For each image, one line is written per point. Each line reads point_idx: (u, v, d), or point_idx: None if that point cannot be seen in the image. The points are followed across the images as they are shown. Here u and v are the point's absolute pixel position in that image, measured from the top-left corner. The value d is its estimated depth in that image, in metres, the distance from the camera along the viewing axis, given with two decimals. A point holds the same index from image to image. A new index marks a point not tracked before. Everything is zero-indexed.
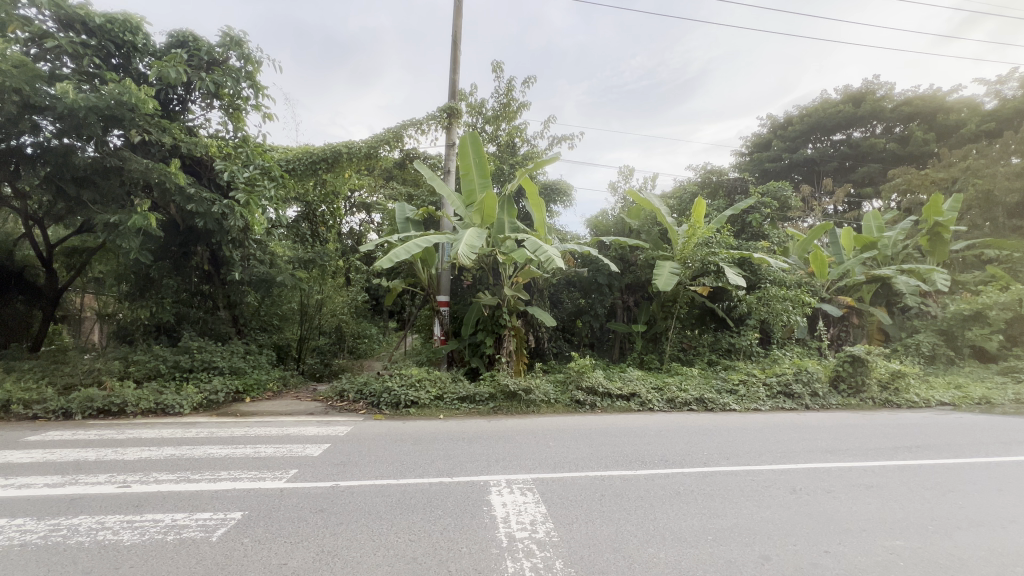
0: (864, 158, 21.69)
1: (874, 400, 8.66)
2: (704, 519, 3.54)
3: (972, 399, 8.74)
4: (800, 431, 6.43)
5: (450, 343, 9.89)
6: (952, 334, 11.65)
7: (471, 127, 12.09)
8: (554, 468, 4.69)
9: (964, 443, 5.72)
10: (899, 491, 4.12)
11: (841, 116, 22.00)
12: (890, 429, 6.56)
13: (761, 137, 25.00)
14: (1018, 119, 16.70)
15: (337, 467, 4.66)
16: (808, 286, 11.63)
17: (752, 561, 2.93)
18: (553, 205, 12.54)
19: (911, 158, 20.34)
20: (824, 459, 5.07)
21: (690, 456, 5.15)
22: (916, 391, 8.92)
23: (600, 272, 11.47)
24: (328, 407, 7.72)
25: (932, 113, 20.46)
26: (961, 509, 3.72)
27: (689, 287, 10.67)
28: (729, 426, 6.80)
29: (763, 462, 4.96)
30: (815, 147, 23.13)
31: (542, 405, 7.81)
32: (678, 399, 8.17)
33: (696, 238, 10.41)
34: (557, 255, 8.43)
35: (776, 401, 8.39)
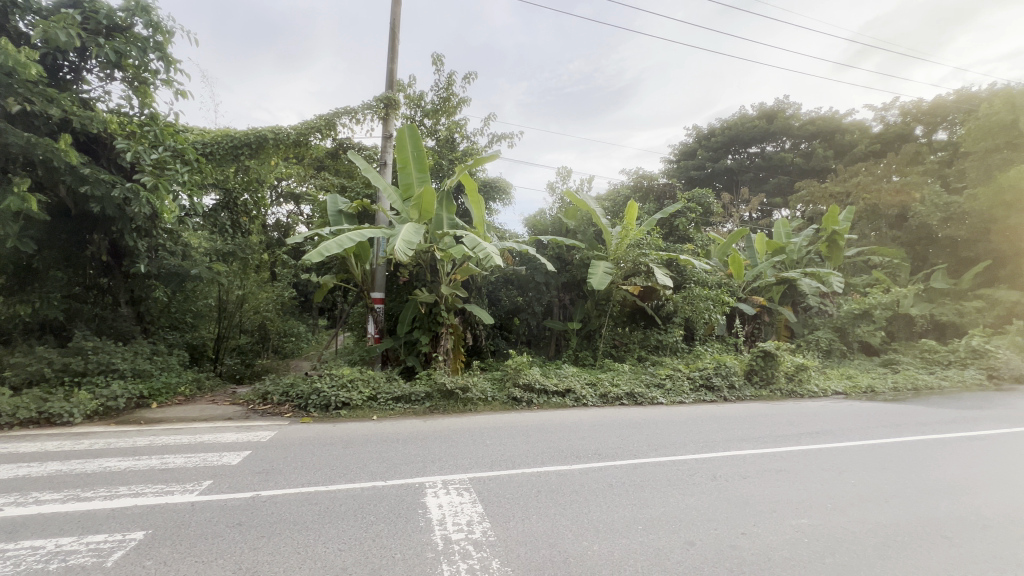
0: (775, 170, 23.76)
1: (782, 391, 9.51)
2: (635, 509, 3.69)
3: (860, 388, 9.88)
4: (720, 421, 6.91)
5: (384, 342, 9.59)
6: (846, 330, 13.09)
7: (410, 119, 11.76)
8: (491, 466, 4.68)
9: (854, 428, 6.45)
10: (803, 473, 4.55)
11: (757, 131, 23.96)
12: (794, 417, 7.24)
13: (688, 145, 26.59)
14: (899, 142, 19.09)
15: (259, 475, 4.34)
16: (727, 287, 12.55)
17: (678, 547, 3.09)
18: (491, 203, 12.52)
19: (814, 172, 22.58)
20: (739, 446, 5.48)
21: (621, 449, 5.36)
22: (816, 382, 9.91)
23: (537, 271, 11.66)
24: (249, 411, 7.19)
25: (831, 132, 22.85)
26: (850, 486, 4.19)
27: (622, 287, 11.11)
28: (656, 418, 7.16)
29: (687, 452, 5.27)
30: (734, 158, 24.98)
31: (479, 403, 7.79)
32: (610, 394, 8.49)
33: (628, 239, 10.85)
34: (496, 252, 8.45)
35: (699, 393, 8.99)
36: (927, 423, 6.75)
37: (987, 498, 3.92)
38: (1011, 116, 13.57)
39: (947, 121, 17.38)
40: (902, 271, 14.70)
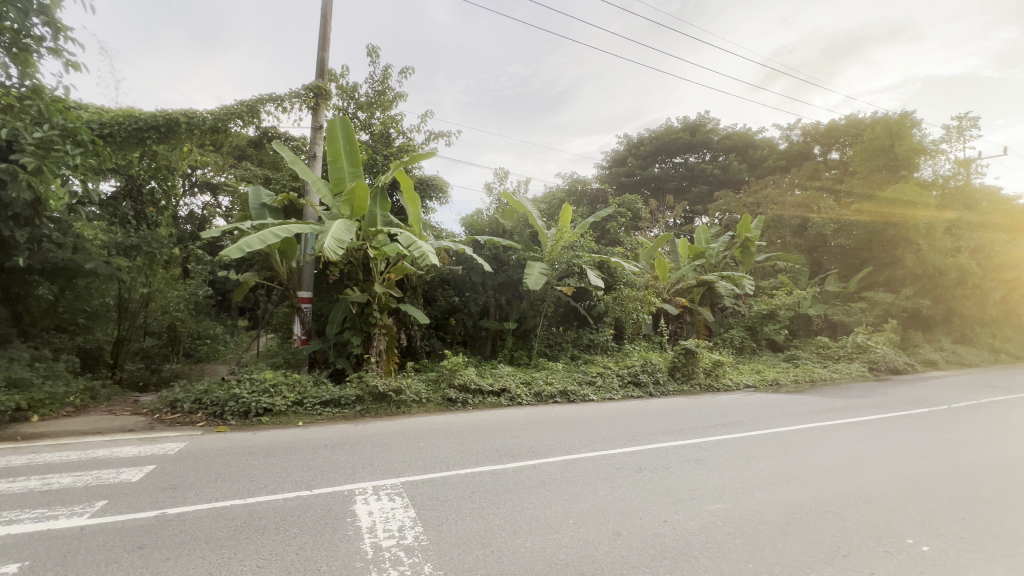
0: (697, 180, 25.46)
1: (701, 385, 10.24)
2: (567, 504, 3.79)
3: (767, 381, 10.88)
4: (645, 416, 7.29)
5: (312, 343, 9.11)
6: (756, 329, 14.34)
7: (342, 111, 11.27)
8: (425, 469, 4.60)
9: (761, 418, 7.09)
10: (718, 461, 4.93)
11: (681, 142, 25.54)
12: (711, 409, 7.81)
13: (619, 153, 27.75)
14: (801, 159, 21.23)
15: (166, 491, 3.95)
16: (653, 288, 13.28)
17: (607, 538, 3.22)
18: (427, 201, 12.30)
19: (730, 183, 24.48)
20: (662, 439, 5.83)
21: (554, 446, 5.50)
22: (730, 377, 10.78)
23: (473, 271, 11.68)
24: (154, 421, 6.51)
25: (744, 148, 24.91)
26: (757, 471, 4.61)
27: (556, 287, 11.40)
28: (588, 415, 7.39)
29: (616, 446, 5.51)
30: (661, 167, 26.46)
31: (413, 405, 7.63)
32: (544, 392, 8.67)
33: (562, 241, 11.17)
34: (431, 251, 8.33)
35: (628, 389, 9.43)
36: (820, 411, 7.58)
37: (867, 476, 4.48)
38: (889, 141, 15.59)
39: (838, 142, 19.74)
40: (803, 276, 16.35)
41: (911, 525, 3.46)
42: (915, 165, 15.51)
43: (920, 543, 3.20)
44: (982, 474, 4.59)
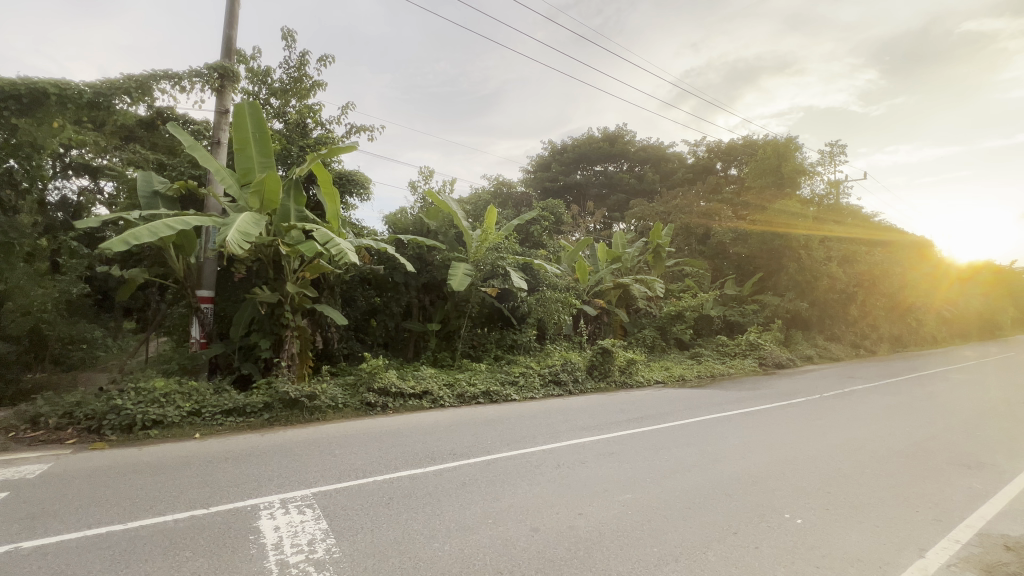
0: (615, 188, 26.84)
1: (616, 382, 10.82)
2: (486, 504, 3.82)
3: (674, 377, 11.77)
4: (564, 413, 7.56)
5: (213, 347, 8.33)
6: (665, 329, 15.44)
7: (252, 96, 10.45)
8: (340, 477, 4.40)
9: (668, 412, 7.64)
10: (629, 454, 5.25)
11: (601, 151, 26.79)
12: (624, 405, 8.29)
13: (543, 158, 28.49)
14: (705, 174, 23.20)
15: (24, 522, 3.40)
16: (574, 290, 13.78)
17: (524, 534, 3.29)
18: (347, 197, 11.77)
19: (645, 192, 26.12)
20: (580, 435, 6.09)
21: (475, 447, 5.50)
22: (642, 374, 11.50)
23: (396, 271, 11.43)
24: (9, 441, 5.56)
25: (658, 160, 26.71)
26: (664, 461, 4.97)
27: (481, 288, 11.44)
28: (510, 415, 7.51)
29: (536, 444, 5.66)
30: (582, 173, 27.55)
31: (328, 411, 7.25)
32: (467, 394, 8.66)
33: (487, 242, 11.22)
34: (350, 250, 7.98)
35: (548, 388, 9.71)
36: (718, 404, 8.35)
37: (754, 460, 5.01)
38: (777, 162, 17.57)
39: (736, 160, 21.87)
40: (706, 280, 17.90)
41: (788, 501, 3.93)
42: (797, 184, 17.67)
43: (796, 516, 3.63)
44: (843, 453, 5.33)
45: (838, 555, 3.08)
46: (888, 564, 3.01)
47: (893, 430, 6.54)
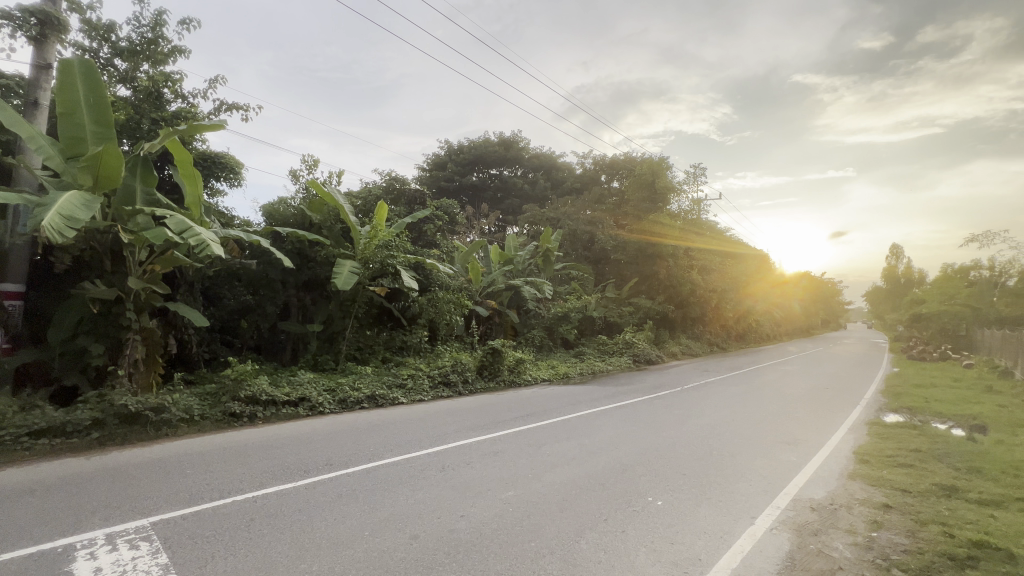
0: (510, 191, 27.43)
1: (505, 382, 11.05)
2: (363, 515, 3.61)
3: (559, 375, 12.41)
4: (453, 415, 7.53)
5: (22, 354, 6.79)
6: (553, 329, 16.18)
7: (88, 53, 8.74)
8: (192, 501, 3.84)
9: (552, 408, 8.00)
10: (513, 452, 5.38)
11: (496, 155, 27.16)
12: (511, 403, 8.52)
13: (438, 156, 27.99)
14: (592, 184, 24.80)
15: None
16: (466, 290, 13.79)
17: (401, 544, 3.16)
18: (213, 181, 10.41)
19: (537, 197, 27.11)
20: (467, 436, 6.09)
21: (355, 455, 5.19)
22: (530, 372, 11.92)
23: (271, 267, 10.52)
24: None
25: (549, 168, 27.89)
26: (545, 457, 5.18)
27: (368, 287, 10.86)
28: (396, 419, 7.25)
29: (421, 448, 5.53)
30: (478, 175, 27.66)
31: (181, 425, 6.31)
32: (350, 399, 8.17)
33: (377, 240, 10.66)
34: (213, 241, 7.06)
35: (437, 390, 9.59)
36: (596, 399, 8.99)
37: (625, 450, 5.45)
38: (652, 178, 19.43)
39: (619, 173, 23.72)
40: (589, 283, 19.11)
41: (651, 486, 4.32)
42: (668, 200, 19.75)
43: (656, 499, 4.01)
44: (697, 438, 6.05)
45: (689, 530, 3.46)
46: (728, 532, 3.45)
47: (734, 415, 7.62)
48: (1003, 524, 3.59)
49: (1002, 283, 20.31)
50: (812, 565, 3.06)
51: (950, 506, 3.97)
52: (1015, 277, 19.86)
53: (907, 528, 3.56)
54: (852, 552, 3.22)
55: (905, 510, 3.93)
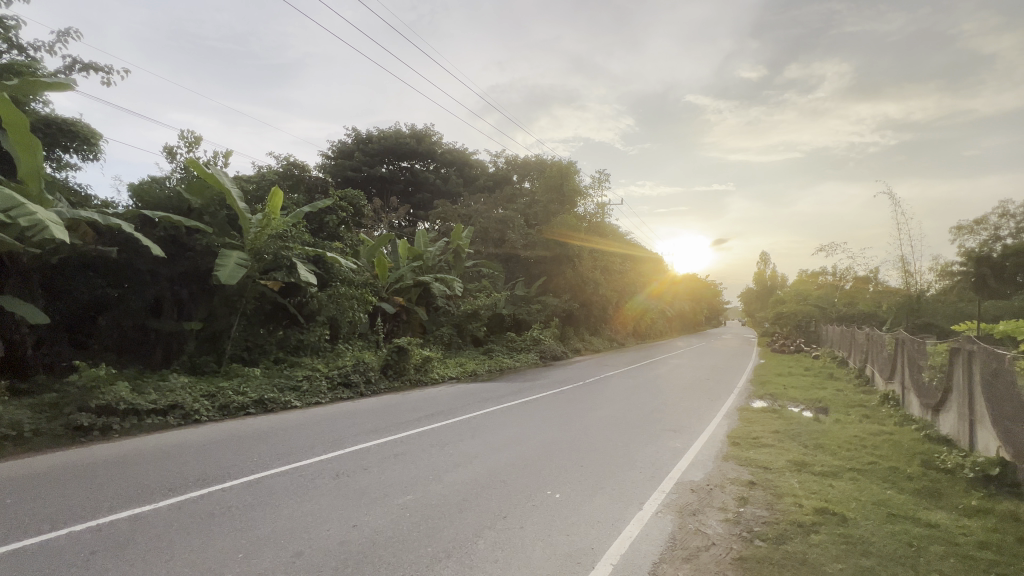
0: (421, 186, 26.65)
1: (410, 381, 10.71)
2: (239, 535, 3.23)
3: (467, 372, 12.35)
4: (353, 417, 7.09)
5: None
6: (462, 326, 16.05)
7: None
8: (13, 536, 3.15)
9: (458, 407, 7.91)
10: (415, 454, 5.19)
11: (408, 147, 26.21)
12: (416, 403, 8.26)
13: (345, 144, 26.28)
14: (503, 183, 25.02)
15: None
16: (371, 286, 13.15)
17: (282, 563, 2.87)
18: (61, 152, 8.77)
19: (449, 194, 26.66)
20: (366, 439, 5.77)
21: (234, 467, 4.64)
22: (437, 370, 11.70)
23: (137, 256, 9.12)
24: None
25: (462, 165, 27.56)
26: (448, 456, 5.08)
27: (259, 281, 9.88)
28: (287, 424, 6.66)
29: (313, 454, 5.12)
30: (387, 167, 26.48)
31: (5, 444, 5.20)
32: (233, 404, 7.34)
33: (269, 229, 9.70)
34: (55, 223, 5.90)
35: (336, 392, 9.00)
36: (503, 396, 9.05)
37: (527, 445, 5.54)
38: (561, 180, 20.13)
39: (530, 174, 24.22)
40: (499, 281, 19.23)
41: (551, 480, 4.41)
42: (575, 202, 20.62)
43: (555, 492, 4.11)
44: (595, 431, 6.35)
45: (583, 520, 3.58)
46: (618, 520, 3.62)
47: (628, 407, 8.12)
48: (838, 492, 4.22)
49: (841, 287, 24.23)
50: (689, 544, 3.31)
51: (800, 479, 4.57)
52: (850, 283, 23.79)
53: (767, 502, 4.03)
54: (723, 528, 3.56)
55: (766, 485, 4.45)
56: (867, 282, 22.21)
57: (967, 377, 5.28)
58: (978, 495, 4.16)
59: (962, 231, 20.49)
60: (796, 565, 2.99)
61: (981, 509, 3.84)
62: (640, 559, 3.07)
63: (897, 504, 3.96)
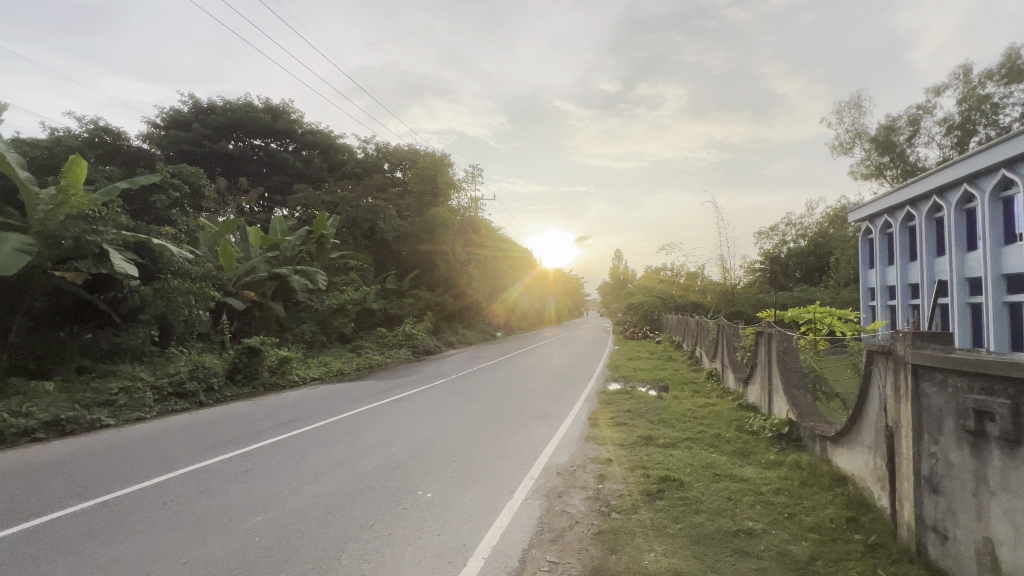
0: (277, 168, 23.91)
1: (264, 386, 9.54)
2: None
3: (332, 372, 11.48)
4: (188, 433, 6.06)
5: None
6: (327, 322, 14.62)
7: None
8: None
9: (321, 411, 7.27)
10: (268, 467, 4.61)
11: (261, 123, 23.18)
12: (271, 410, 7.40)
13: (178, 112, 22.24)
14: (373, 170, 23.65)
15: None
16: (213, 279, 11.44)
17: None
18: None
19: (311, 178, 24.31)
20: (205, 457, 4.97)
21: (12, 512, 3.61)
22: (296, 372, 10.61)
23: None
24: None
25: (327, 147, 25.32)
26: (308, 467, 4.62)
27: (53, 273, 7.86)
28: (95, 448, 5.40)
29: (133, 482, 4.24)
30: (236, 143, 23.16)
31: None
32: (12, 430, 5.73)
33: (68, 207, 7.76)
34: None
35: (166, 403, 7.60)
36: (371, 395, 8.59)
37: (397, 446, 5.31)
38: (434, 172, 19.73)
39: (401, 163, 23.29)
40: (369, 274, 18.21)
41: (422, 480, 4.28)
42: (448, 195, 20.42)
43: (426, 491, 4.00)
44: (468, 424, 6.38)
45: (455, 517, 3.54)
46: (490, 511, 3.67)
47: (499, 398, 8.31)
48: (676, 460, 4.84)
49: (677, 281, 28.14)
50: (556, 526, 3.48)
51: (647, 452, 5.15)
52: (684, 277, 27.74)
53: (621, 476, 4.45)
54: (585, 505, 3.83)
55: (620, 461, 4.92)
56: (696, 277, 26.11)
57: (767, 356, 6.45)
58: (774, 450, 5.12)
59: (762, 236, 25.31)
60: (646, 531, 3.33)
61: (776, 462, 4.75)
62: (510, 549, 3.13)
63: (720, 465, 4.68)
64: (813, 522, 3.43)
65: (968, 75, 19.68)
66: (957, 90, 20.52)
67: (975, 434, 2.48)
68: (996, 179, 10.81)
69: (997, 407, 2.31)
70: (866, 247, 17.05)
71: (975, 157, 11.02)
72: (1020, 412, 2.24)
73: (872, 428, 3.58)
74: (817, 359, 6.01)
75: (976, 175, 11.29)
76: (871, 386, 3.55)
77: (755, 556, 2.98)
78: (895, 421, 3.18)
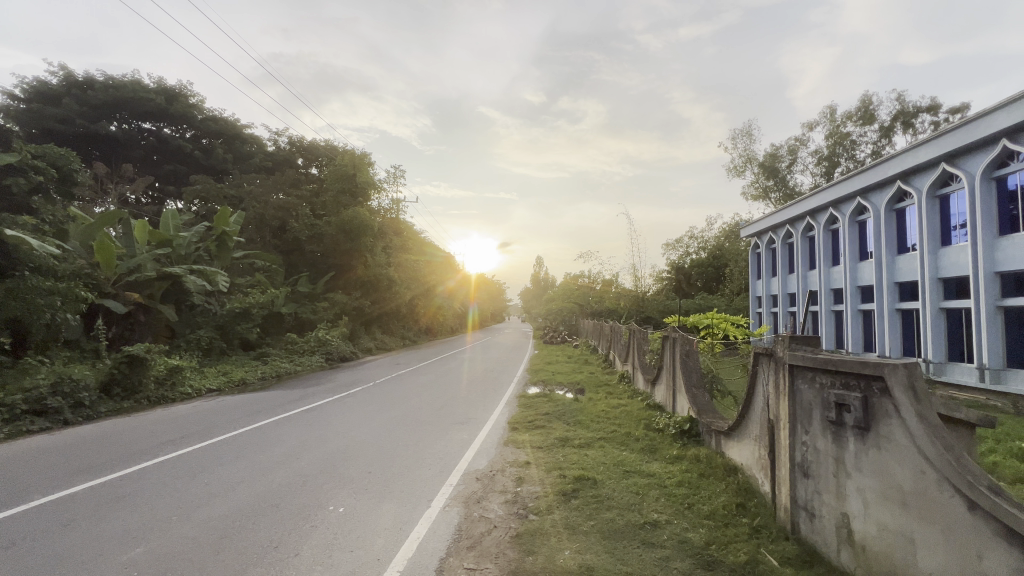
0: (170, 156, 21.46)
1: (149, 399, 8.46)
2: None
3: (232, 382, 10.48)
4: (48, 457, 5.18)
5: None
6: (226, 327, 13.38)
7: None
8: None
9: (218, 425, 6.59)
10: (151, 491, 4.10)
11: (151, 105, 20.62)
12: (156, 427, 6.59)
13: (44, 84, 19.10)
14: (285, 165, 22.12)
15: None
16: (85, 278, 10.01)
17: None
18: None
19: (211, 169, 22.11)
20: (69, 484, 4.29)
21: None
22: (190, 383, 9.56)
23: None
24: None
25: (231, 137, 23.16)
26: (200, 487, 4.18)
27: None
28: None
29: None
30: (118, 125, 20.41)
31: None
32: None
33: None
34: None
35: (19, 424, 6.44)
36: (279, 406, 7.99)
37: (306, 460, 4.97)
38: (352, 170, 18.88)
39: (316, 160, 22.03)
40: (277, 276, 16.95)
41: (333, 494, 4.05)
42: (368, 196, 19.63)
43: (337, 506, 3.80)
44: (386, 433, 6.15)
45: (369, 531, 3.40)
46: (406, 522, 3.57)
47: (419, 405, 8.13)
48: (591, 459, 5.05)
49: (593, 287, 29.50)
50: (474, 532, 3.47)
51: (563, 453, 5.33)
52: (599, 284, 29.16)
53: (538, 478, 4.57)
54: (503, 509, 3.87)
55: (538, 463, 5.04)
56: (611, 284, 27.56)
57: (671, 358, 6.97)
58: (677, 445, 5.55)
59: (669, 247, 27.40)
60: (562, 530, 3.44)
61: (678, 456, 5.14)
62: (427, 559, 3.07)
63: (629, 462, 4.97)
64: (708, 510, 3.76)
65: (834, 115, 23.00)
66: (825, 126, 23.88)
67: (837, 424, 2.88)
68: (853, 205, 12.70)
69: (852, 400, 2.70)
70: (755, 260, 19.17)
71: (838, 185, 12.81)
72: (870, 404, 2.63)
73: (756, 422, 4.01)
74: (712, 361, 6.60)
75: (839, 201, 13.18)
76: (756, 384, 3.98)
77: (659, 546, 3.20)
78: (775, 415, 3.59)
